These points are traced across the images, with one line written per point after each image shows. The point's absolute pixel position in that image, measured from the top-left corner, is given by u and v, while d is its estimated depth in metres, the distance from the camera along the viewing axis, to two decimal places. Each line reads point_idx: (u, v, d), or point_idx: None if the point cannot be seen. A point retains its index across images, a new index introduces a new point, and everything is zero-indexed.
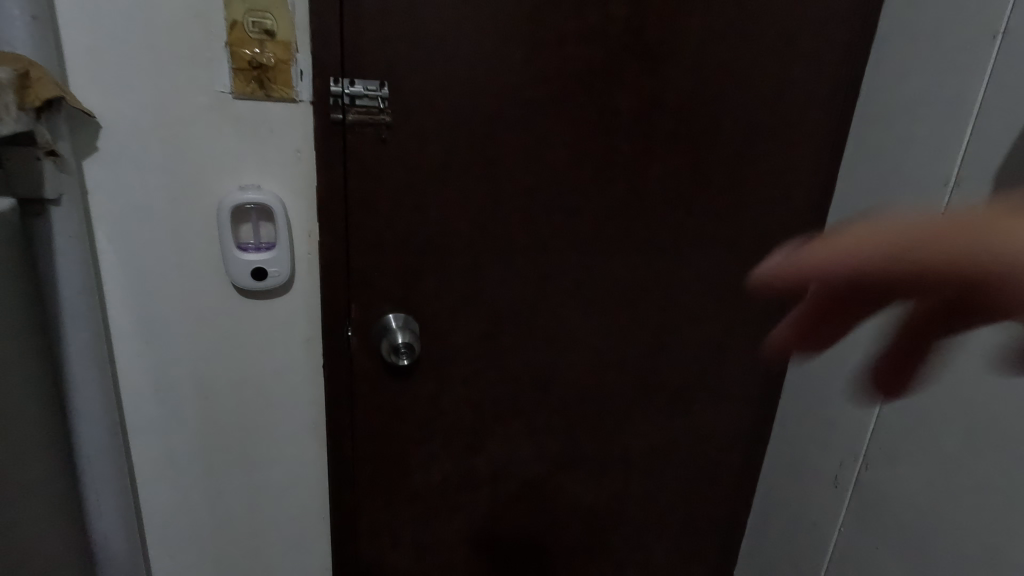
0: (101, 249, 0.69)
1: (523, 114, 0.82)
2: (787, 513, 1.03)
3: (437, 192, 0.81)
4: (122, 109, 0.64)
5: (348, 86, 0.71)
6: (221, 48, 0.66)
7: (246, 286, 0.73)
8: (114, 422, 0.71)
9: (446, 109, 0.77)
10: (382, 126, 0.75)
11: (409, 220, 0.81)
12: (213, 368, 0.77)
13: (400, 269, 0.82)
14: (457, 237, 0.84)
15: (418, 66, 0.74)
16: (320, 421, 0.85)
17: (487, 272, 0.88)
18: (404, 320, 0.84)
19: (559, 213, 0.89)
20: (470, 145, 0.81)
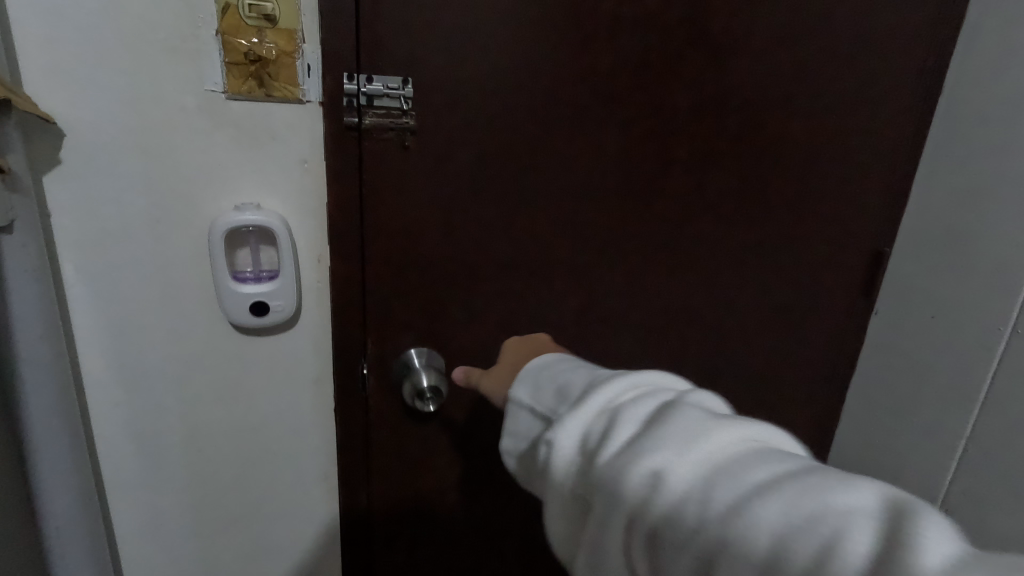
0: (68, 281, 0.57)
1: (563, 117, 0.71)
2: None
3: (468, 206, 0.70)
4: (89, 112, 0.53)
5: (365, 84, 0.59)
6: (211, 37, 0.54)
7: (244, 322, 0.61)
8: (86, 484, 0.60)
9: (477, 110, 0.66)
10: (405, 131, 0.63)
11: (434, 241, 0.69)
12: (206, 416, 0.66)
13: (424, 296, 0.71)
14: (488, 259, 0.73)
15: (446, 60, 0.63)
16: (330, 472, 0.74)
17: (524, 296, 0.77)
18: (428, 356, 0.73)
19: (603, 228, 0.79)
20: (504, 152, 0.69)
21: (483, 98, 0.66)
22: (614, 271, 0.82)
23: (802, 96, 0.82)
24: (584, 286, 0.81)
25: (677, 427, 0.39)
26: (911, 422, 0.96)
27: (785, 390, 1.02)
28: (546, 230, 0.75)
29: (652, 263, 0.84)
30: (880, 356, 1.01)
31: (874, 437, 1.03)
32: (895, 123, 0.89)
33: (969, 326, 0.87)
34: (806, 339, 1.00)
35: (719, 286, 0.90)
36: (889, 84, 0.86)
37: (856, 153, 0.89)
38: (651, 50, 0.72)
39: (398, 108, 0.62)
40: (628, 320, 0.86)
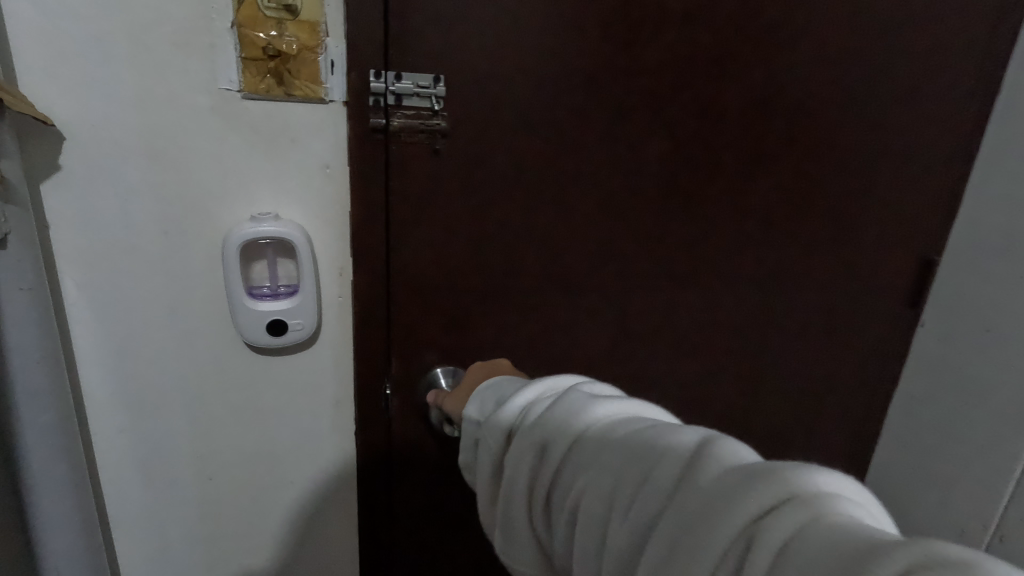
0: (69, 298, 0.52)
1: (600, 118, 0.66)
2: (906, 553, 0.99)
3: (500, 213, 0.65)
4: (90, 114, 0.48)
5: (393, 82, 0.55)
6: (226, 30, 0.49)
7: (260, 343, 0.56)
8: (88, 517, 0.55)
9: (510, 111, 0.61)
10: (435, 133, 0.59)
11: (463, 251, 0.65)
12: (218, 442, 0.61)
13: (452, 309, 0.67)
14: (518, 270, 0.68)
15: (477, 56, 0.58)
16: (351, 501, 0.69)
17: (554, 308, 0.72)
18: (456, 375, 0.68)
19: (639, 238, 0.74)
20: (537, 156, 0.65)
21: (513, 97, 0.61)
22: (651, 284, 0.77)
23: (853, 96, 0.76)
24: (617, 299, 0.76)
25: (566, 399, 0.46)
26: (959, 442, 0.90)
27: (824, 407, 0.97)
28: (579, 240, 0.70)
29: (691, 275, 0.79)
30: (925, 370, 0.95)
31: (917, 455, 0.97)
32: (951, 123, 0.83)
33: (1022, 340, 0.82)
34: (848, 354, 0.94)
35: (759, 299, 0.84)
36: (945, 82, 0.80)
37: (907, 158, 0.83)
38: (696, 46, 0.67)
39: (427, 108, 0.58)
40: (664, 335, 0.81)
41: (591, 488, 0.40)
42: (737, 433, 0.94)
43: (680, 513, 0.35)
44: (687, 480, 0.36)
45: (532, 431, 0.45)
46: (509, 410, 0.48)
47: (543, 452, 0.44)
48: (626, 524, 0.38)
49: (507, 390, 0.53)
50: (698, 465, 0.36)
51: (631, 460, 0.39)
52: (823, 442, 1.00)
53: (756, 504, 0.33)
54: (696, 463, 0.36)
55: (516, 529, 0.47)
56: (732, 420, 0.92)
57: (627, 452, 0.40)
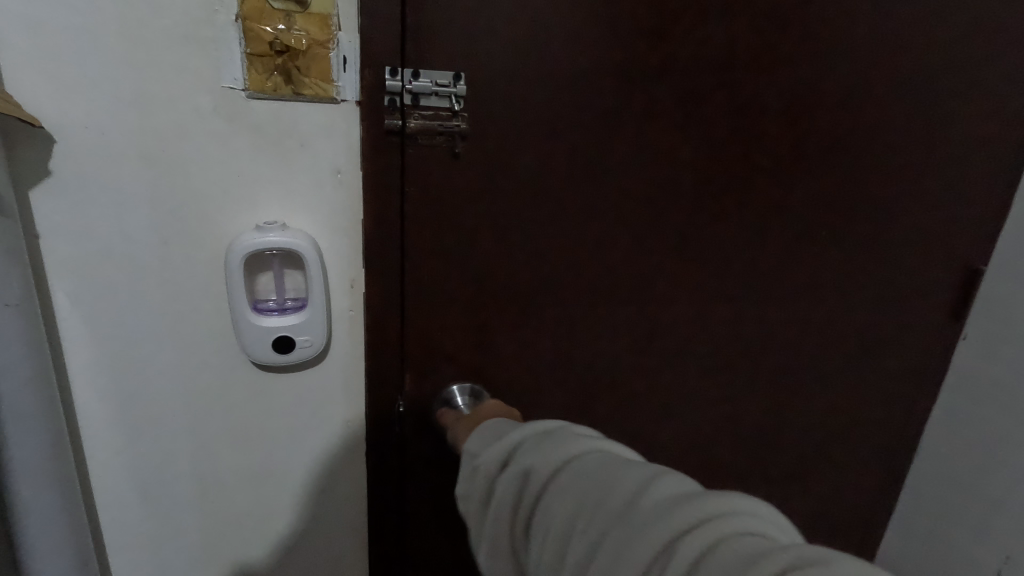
0: (61, 313, 0.48)
1: (628, 120, 0.62)
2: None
3: (522, 220, 0.61)
4: (83, 115, 0.44)
5: (410, 79, 0.51)
6: (230, 24, 0.45)
7: (265, 360, 0.52)
8: (81, 546, 0.52)
9: (534, 113, 0.57)
10: (455, 135, 0.55)
11: (483, 262, 0.61)
12: (221, 464, 0.57)
13: (470, 324, 0.63)
14: (540, 283, 0.64)
15: (500, 53, 0.54)
16: (360, 526, 0.65)
17: (575, 323, 0.68)
18: (471, 392, 0.64)
19: (667, 248, 0.69)
20: (562, 161, 0.60)
21: (536, 97, 0.57)
22: (679, 296, 0.72)
23: (898, 96, 0.71)
24: (641, 313, 0.71)
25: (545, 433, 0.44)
26: (999, 464, 0.85)
27: (856, 424, 0.92)
28: (604, 250, 0.66)
29: (720, 287, 0.74)
30: (965, 387, 0.90)
31: (953, 477, 0.92)
32: (1003, 125, 0.77)
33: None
34: (884, 369, 0.89)
35: (792, 312, 0.79)
36: (998, 81, 0.74)
37: (953, 162, 0.78)
38: (733, 41, 0.62)
39: (446, 108, 0.54)
40: (691, 351, 0.76)
41: (555, 512, 0.38)
42: (766, 451, 0.89)
43: (634, 530, 0.33)
44: (644, 501, 0.34)
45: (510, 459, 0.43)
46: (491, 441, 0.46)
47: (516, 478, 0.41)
48: (578, 548, 0.35)
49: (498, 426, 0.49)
50: (656, 488, 0.35)
51: (596, 482, 0.37)
52: (854, 461, 0.95)
53: (690, 515, 0.33)
54: (653, 485, 0.35)
55: (490, 562, 0.43)
56: (759, 439, 0.87)
57: (595, 474, 0.38)
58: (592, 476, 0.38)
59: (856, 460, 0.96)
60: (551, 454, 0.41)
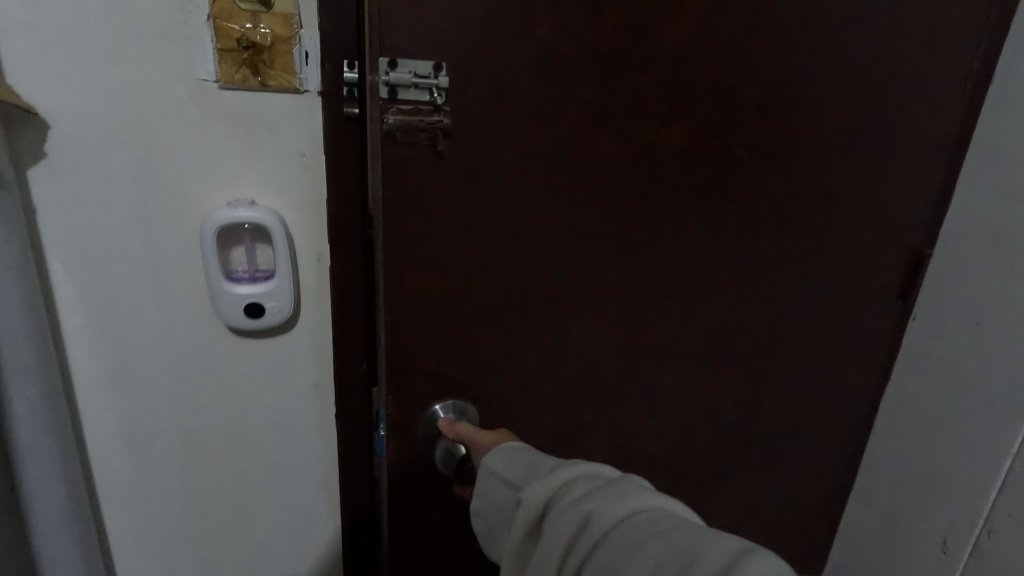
0: (57, 280, 0.55)
1: (596, 111, 0.64)
2: (886, 553, 1.00)
3: (496, 213, 0.63)
4: (73, 102, 0.50)
5: (388, 71, 0.54)
6: (203, 23, 0.51)
7: (239, 325, 0.58)
8: (76, 490, 0.58)
9: (506, 105, 0.59)
10: (434, 129, 0.57)
11: (459, 251, 0.63)
12: (201, 423, 0.63)
13: (448, 311, 0.65)
14: (513, 272, 0.66)
15: (470, 46, 0.56)
16: (331, 484, 0.71)
17: (547, 311, 0.70)
18: (452, 408, 0.68)
19: (633, 238, 0.72)
20: (533, 152, 0.63)
21: (507, 91, 0.59)
22: (644, 285, 0.75)
23: (843, 89, 0.76)
24: (609, 302, 0.74)
25: (610, 484, 0.46)
26: (944, 441, 0.89)
27: (814, 403, 0.97)
28: (574, 239, 0.69)
29: (682, 275, 0.77)
30: (913, 367, 0.95)
31: (901, 456, 0.97)
32: (939, 118, 0.82)
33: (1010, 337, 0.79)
34: (839, 351, 0.94)
35: (750, 297, 0.83)
36: (937, 72, 0.79)
37: (898, 152, 0.82)
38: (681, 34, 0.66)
39: (424, 100, 0.56)
40: (657, 338, 0.80)
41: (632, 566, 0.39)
42: (729, 434, 0.93)
43: None
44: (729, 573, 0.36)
45: (576, 502, 0.45)
46: (548, 483, 0.48)
47: (584, 520, 0.43)
48: None
49: (547, 464, 0.52)
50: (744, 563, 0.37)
51: (676, 548, 0.39)
52: (813, 440, 1.00)
53: None
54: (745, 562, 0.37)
55: None
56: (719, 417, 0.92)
57: (667, 535, 0.40)
58: (664, 539, 0.40)
59: (817, 439, 1.00)
60: (623, 508, 0.43)
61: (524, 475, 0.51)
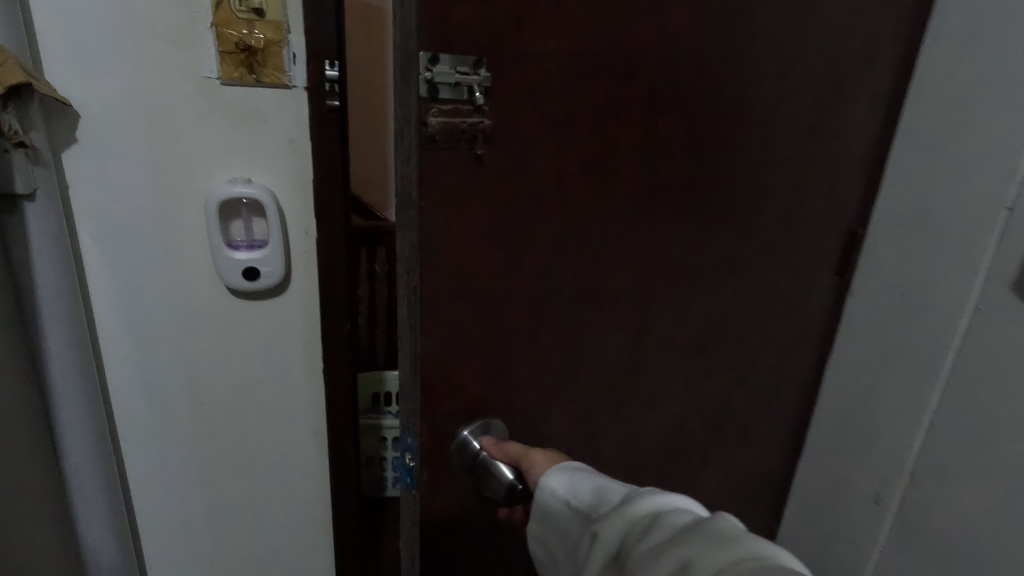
0: (84, 247, 0.65)
1: (648, 109, 0.53)
2: (821, 512, 1.06)
3: (539, 225, 0.50)
4: (98, 97, 0.60)
5: (427, 67, 0.40)
6: (207, 29, 0.60)
7: (237, 286, 0.68)
8: (101, 425, 0.69)
9: (554, 98, 0.47)
10: (479, 136, 0.44)
11: (500, 282, 0.50)
12: (206, 374, 0.73)
13: (488, 351, 0.52)
14: (555, 303, 0.54)
15: (513, 29, 0.43)
16: (320, 431, 0.80)
17: (586, 341, 0.59)
18: (484, 428, 0.54)
19: (674, 249, 0.62)
20: (585, 160, 0.51)
21: (555, 88, 0.47)
22: (680, 298, 0.65)
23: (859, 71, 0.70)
24: (641, 326, 0.63)
25: (706, 526, 0.38)
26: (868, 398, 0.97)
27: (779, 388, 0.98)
28: (618, 257, 0.57)
29: (712, 287, 0.68)
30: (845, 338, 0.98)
31: (832, 415, 1.03)
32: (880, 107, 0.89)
33: (945, 304, 0.83)
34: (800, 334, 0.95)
35: (771, 298, 0.76)
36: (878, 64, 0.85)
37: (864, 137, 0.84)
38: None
39: (466, 102, 0.43)
40: (685, 356, 0.69)
41: None
42: (732, 449, 0.85)
43: None
44: None
45: (665, 546, 0.37)
46: (630, 517, 0.41)
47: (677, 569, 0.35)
48: None
49: (623, 493, 0.45)
50: None
51: None
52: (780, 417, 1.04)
53: None
54: None
55: None
56: None
57: None
58: None
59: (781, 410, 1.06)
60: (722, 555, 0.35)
61: (598, 506, 0.45)
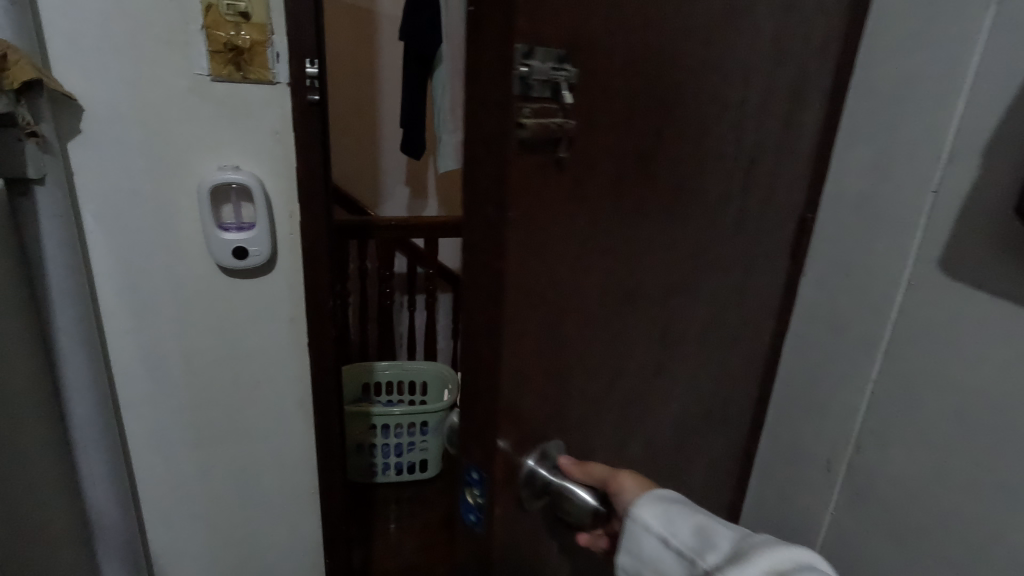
0: (88, 228, 0.71)
1: (700, 89, 0.45)
2: (794, 498, 0.90)
3: (608, 222, 0.40)
4: (101, 92, 0.66)
5: (522, 62, 0.29)
6: (198, 31, 0.67)
7: (227, 264, 0.74)
8: (104, 393, 0.75)
9: (627, 71, 0.36)
10: (569, 143, 0.33)
11: (576, 321, 0.40)
12: (200, 347, 0.80)
13: (561, 391, 0.41)
14: (614, 334, 0.45)
15: (602, 2, 0.33)
16: (306, 402, 0.87)
17: (626, 349, 0.48)
18: (545, 452, 0.41)
19: (698, 233, 0.54)
20: (643, 138, 0.40)
21: (633, 72, 0.37)
22: (698, 299, 0.59)
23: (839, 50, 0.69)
24: (669, 341, 0.56)
25: None
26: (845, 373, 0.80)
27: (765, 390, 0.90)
28: (659, 258, 0.48)
29: (716, 283, 0.63)
30: (823, 299, 0.82)
31: (805, 386, 0.86)
32: None
33: (864, 259, 0.76)
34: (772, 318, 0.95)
35: (761, 282, 0.74)
36: None
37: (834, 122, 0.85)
38: None
39: (551, 100, 0.32)
40: (693, 360, 0.64)
41: None
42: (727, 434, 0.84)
43: None
44: None
45: None
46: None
47: None
48: None
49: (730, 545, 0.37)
50: None
51: None
52: None
53: None
54: None
55: None
56: None
57: None
58: None
59: None
60: None
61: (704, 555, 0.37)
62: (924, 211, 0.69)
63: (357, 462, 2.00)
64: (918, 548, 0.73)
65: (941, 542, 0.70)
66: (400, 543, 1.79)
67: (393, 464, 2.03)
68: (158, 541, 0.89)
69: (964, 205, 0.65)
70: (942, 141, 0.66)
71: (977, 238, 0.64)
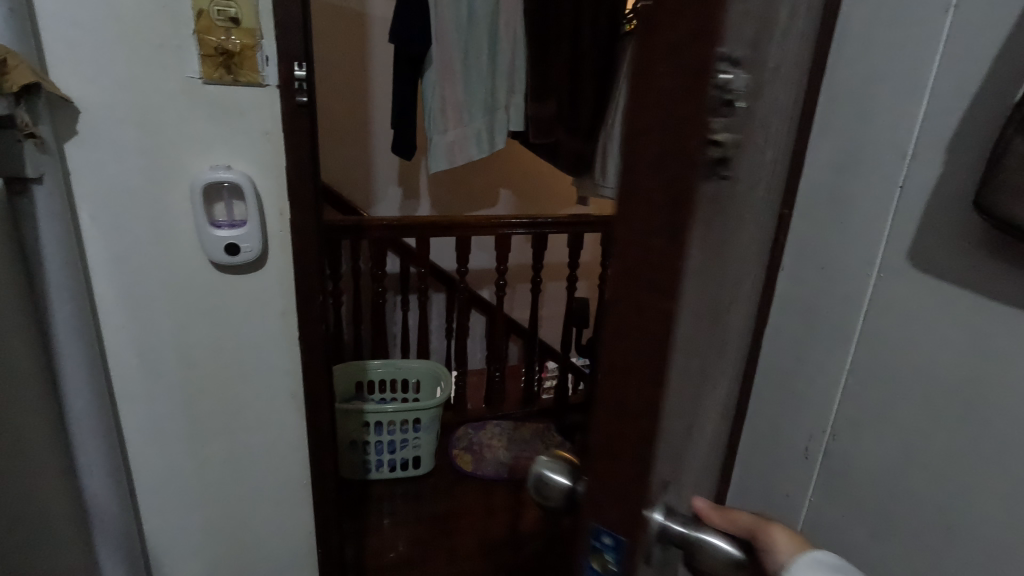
0: (84, 226, 0.74)
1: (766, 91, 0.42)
2: (771, 484, 0.93)
3: (717, 241, 0.35)
4: (97, 95, 0.69)
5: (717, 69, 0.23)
6: (190, 35, 0.70)
7: (219, 260, 0.77)
8: (101, 386, 0.78)
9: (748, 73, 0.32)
10: (724, 148, 0.27)
11: (692, 358, 0.35)
12: (194, 341, 0.82)
13: (676, 440, 0.35)
14: (701, 359, 0.40)
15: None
16: (297, 394, 0.90)
17: (703, 374, 0.44)
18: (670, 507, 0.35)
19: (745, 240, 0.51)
20: (743, 146, 0.36)
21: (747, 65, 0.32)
22: (734, 307, 0.57)
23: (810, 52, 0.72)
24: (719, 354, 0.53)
25: None
26: (815, 361, 0.84)
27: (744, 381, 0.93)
28: (729, 272, 0.45)
29: (742, 287, 0.59)
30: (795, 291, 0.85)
31: (780, 375, 0.90)
32: None
33: (834, 252, 0.79)
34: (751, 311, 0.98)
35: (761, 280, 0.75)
36: None
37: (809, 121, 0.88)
38: None
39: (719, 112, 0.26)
40: (724, 367, 0.62)
41: None
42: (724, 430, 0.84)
43: None
44: None
45: None
46: None
47: None
48: None
49: None
50: None
51: None
52: None
53: None
54: None
55: None
56: None
57: None
58: None
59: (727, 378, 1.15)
60: None
61: None
62: (892, 207, 0.72)
63: (351, 459, 2.03)
64: (886, 529, 0.76)
65: (907, 523, 0.73)
66: (394, 537, 1.82)
67: (386, 460, 2.06)
68: (153, 532, 0.91)
69: (927, 201, 0.68)
70: (907, 139, 0.69)
71: (938, 231, 0.67)
